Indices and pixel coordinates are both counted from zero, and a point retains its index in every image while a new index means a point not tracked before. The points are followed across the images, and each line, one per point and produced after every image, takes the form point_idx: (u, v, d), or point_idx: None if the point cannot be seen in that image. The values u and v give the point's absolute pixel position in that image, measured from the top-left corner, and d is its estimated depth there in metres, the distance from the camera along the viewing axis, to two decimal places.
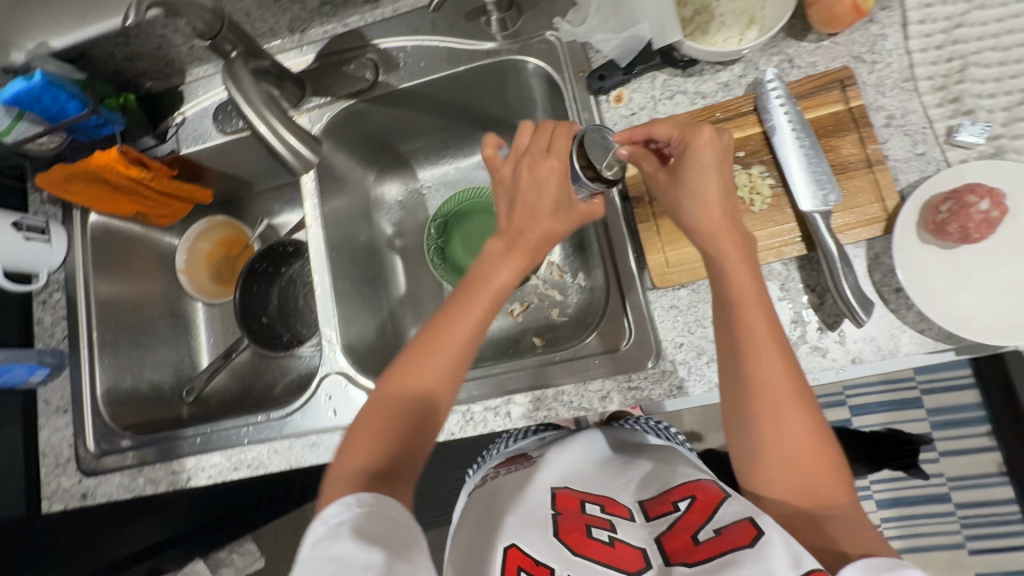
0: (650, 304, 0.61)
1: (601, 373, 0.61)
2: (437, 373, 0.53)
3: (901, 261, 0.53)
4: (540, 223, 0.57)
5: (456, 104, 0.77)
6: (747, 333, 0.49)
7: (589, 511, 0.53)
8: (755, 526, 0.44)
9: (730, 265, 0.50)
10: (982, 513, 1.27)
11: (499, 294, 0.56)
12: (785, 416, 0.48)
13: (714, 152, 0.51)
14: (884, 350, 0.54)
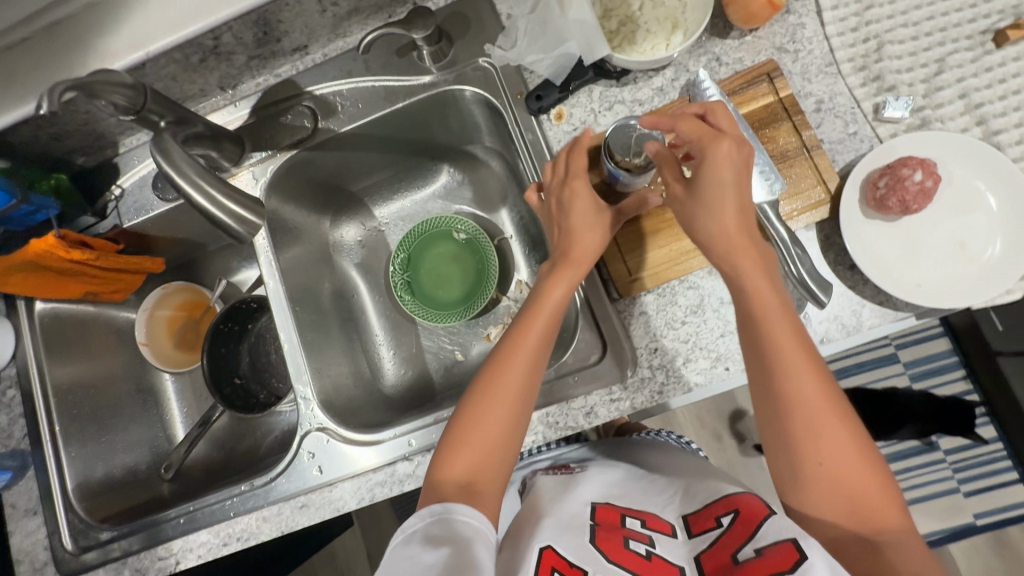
0: (620, 313, 0.61)
1: (582, 389, 0.61)
2: (504, 415, 0.52)
3: (849, 239, 0.55)
4: (582, 239, 0.57)
5: (403, 138, 0.76)
6: (777, 341, 0.48)
7: (628, 524, 0.52)
8: (797, 549, 0.42)
9: (749, 277, 0.50)
10: (971, 456, 1.31)
11: (554, 311, 0.56)
12: (827, 426, 0.46)
13: (719, 164, 0.50)
14: (848, 326, 0.56)
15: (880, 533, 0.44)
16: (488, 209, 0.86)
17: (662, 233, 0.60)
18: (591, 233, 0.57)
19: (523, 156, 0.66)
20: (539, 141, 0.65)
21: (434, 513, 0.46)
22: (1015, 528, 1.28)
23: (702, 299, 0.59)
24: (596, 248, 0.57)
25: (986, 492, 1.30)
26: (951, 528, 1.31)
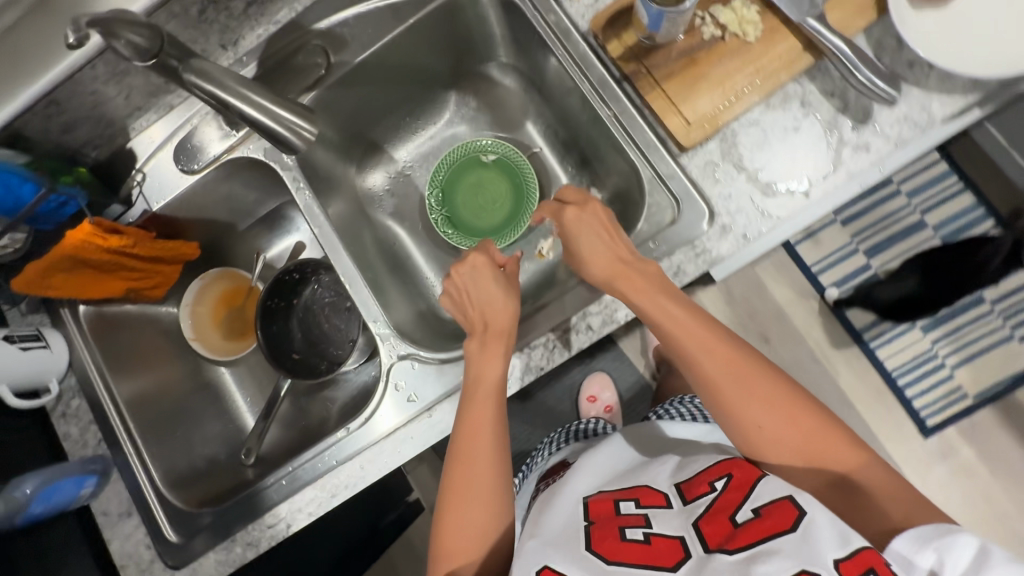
0: (686, 169, 0.59)
1: (664, 252, 0.59)
2: (469, 488, 0.56)
3: (912, 33, 0.54)
4: (495, 308, 0.60)
5: (416, 66, 0.75)
6: (686, 350, 0.55)
7: (624, 510, 0.54)
8: (795, 504, 0.46)
9: (648, 306, 0.56)
10: (1015, 301, 1.34)
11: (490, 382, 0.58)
12: (771, 423, 0.52)
13: (593, 222, 0.60)
14: (920, 123, 0.56)
15: (848, 475, 0.51)
16: (510, 128, 0.84)
17: (708, 78, 0.58)
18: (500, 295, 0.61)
19: (549, 42, 0.64)
20: (562, 21, 0.63)
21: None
22: None
23: (765, 133, 0.58)
24: (512, 311, 0.61)
25: None
26: (1012, 374, 1.34)
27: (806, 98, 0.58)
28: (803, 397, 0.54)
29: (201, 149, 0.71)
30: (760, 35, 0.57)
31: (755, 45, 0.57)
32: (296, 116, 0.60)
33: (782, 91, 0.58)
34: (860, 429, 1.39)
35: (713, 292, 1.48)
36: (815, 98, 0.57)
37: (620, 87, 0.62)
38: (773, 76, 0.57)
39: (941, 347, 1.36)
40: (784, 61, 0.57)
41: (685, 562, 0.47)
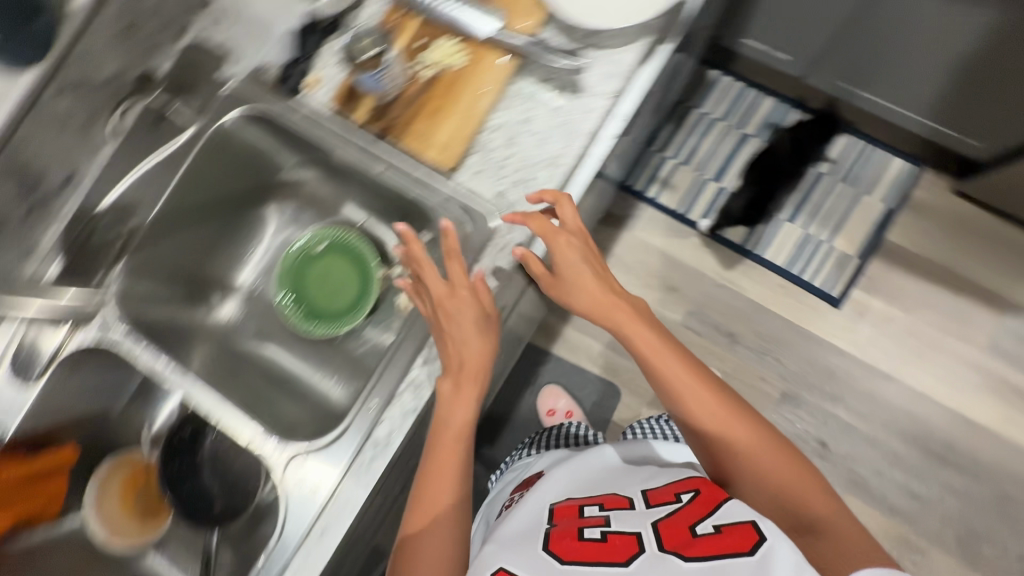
0: (461, 186, 0.67)
1: (473, 260, 0.65)
2: (441, 518, 0.62)
3: (578, 14, 0.66)
4: (470, 345, 0.62)
5: (216, 199, 0.80)
6: (663, 366, 0.66)
7: (586, 514, 0.65)
8: (756, 530, 0.54)
9: (629, 334, 0.68)
10: (850, 162, 1.53)
11: (463, 428, 0.63)
12: (727, 442, 0.64)
13: (579, 254, 0.66)
14: (619, 74, 0.66)
15: (814, 514, 0.59)
16: (331, 213, 0.89)
17: (442, 108, 0.66)
18: (478, 343, 0.62)
19: (303, 132, 0.70)
20: (309, 112, 0.70)
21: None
22: (915, 191, 1.50)
23: (507, 132, 0.67)
24: (486, 350, 0.63)
25: (876, 178, 1.51)
26: (878, 220, 1.49)
27: (526, 91, 0.67)
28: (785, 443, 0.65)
29: (36, 357, 0.71)
30: (467, 59, 0.67)
31: (467, 68, 0.67)
32: (80, 291, 0.71)
33: (504, 94, 0.67)
34: (786, 325, 1.50)
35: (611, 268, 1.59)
36: (532, 88, 0.67)
37: (380, 143, 0.68)
38: (492, 86, 0.66)
39: (812, 226, 1.50)
40: (495, 70, 0.66)
41: (636, 555, 0.56)
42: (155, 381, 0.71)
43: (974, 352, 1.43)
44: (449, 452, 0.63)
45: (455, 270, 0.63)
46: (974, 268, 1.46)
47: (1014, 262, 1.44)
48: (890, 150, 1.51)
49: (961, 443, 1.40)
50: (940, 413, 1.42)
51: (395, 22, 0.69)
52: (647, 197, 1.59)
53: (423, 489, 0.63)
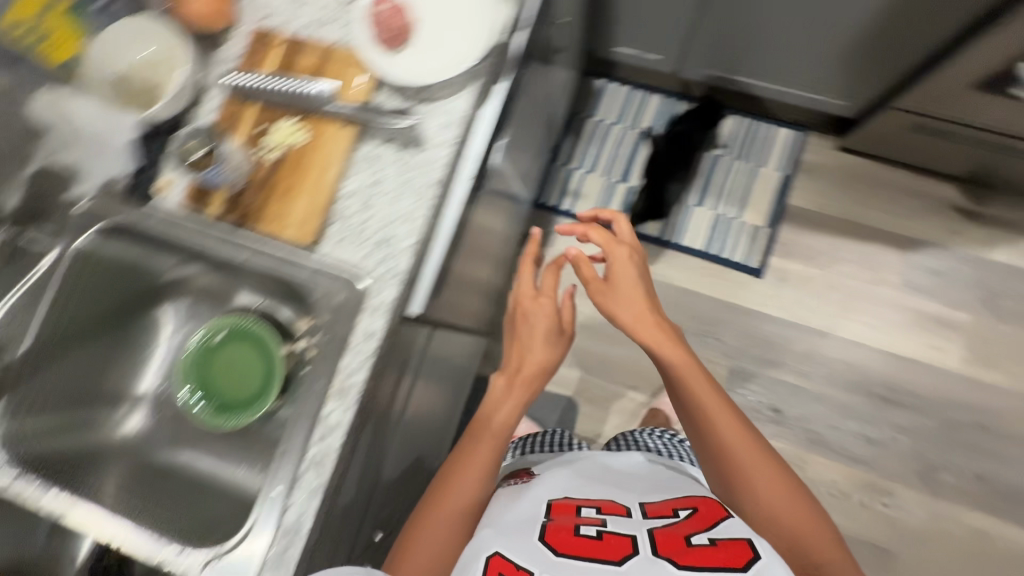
0: (325, 256, 0.68)
1: (350, 325, 0.66)
2: (465, 491, 0.80)
3: (405, 74, 0.68)
4: (536, 353, 0.86)
5: (97, 314, 0.79)
6: (699, 393, 0.83)
7: (583, 514, 0.75)
8: (751, 548, 0.67)
9: (671, 358, 0.85)
10: (739, 140, 1.61)
11: (500, 430, 0.84)
12: (732, 455, 0.80)
13: (627, 277, 0.89)
14: (455, 121, 0.69)
15: (809, 551, 0.74)
16: (224, 302, 0.88)
17: (291, 186, 0.68)
18: (542, 355, 0.86)
19: (162, 235, 0.70)
20: (165, 214, 0.70)
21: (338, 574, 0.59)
22: (805, 155, 1.59)
23: (360, 196, 0.69)
24: (546, 359, 0.86)
25: (767, 149, 1.60)
26: (778, 188, 1.57)
27: (371, 154, 0.69)
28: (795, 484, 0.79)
29: None
30: (307, 135, 0.69)
31: (308, 144, 0.69)
32: None
33: (350, 161, 0.69)
34: (718, 305, 1.54)
35: None
36: (376, 150, 0.69)
37: (239, 232, 0.68)
38: (336, 156, 0.68)
39: (720, 204, 1.58)
40: (336, 141, 0.69)
41: (629, 553, 0.68)
42: (45, 517, 0.69)
43: (892, 292, 1.50)
44: (481, 449, 0.83)
45: (545, 284, 0.88)
46: (872, 214, 1.54)
47: (906, 201, 1.53)
48: (773, 121, 1.61)
49: (900, 381, 1.46)
50: (875, 356, 1.48)
51: (232, 112, 0.71)
52: (563, 211, 1.65)
53: (447, 482, 0.81)
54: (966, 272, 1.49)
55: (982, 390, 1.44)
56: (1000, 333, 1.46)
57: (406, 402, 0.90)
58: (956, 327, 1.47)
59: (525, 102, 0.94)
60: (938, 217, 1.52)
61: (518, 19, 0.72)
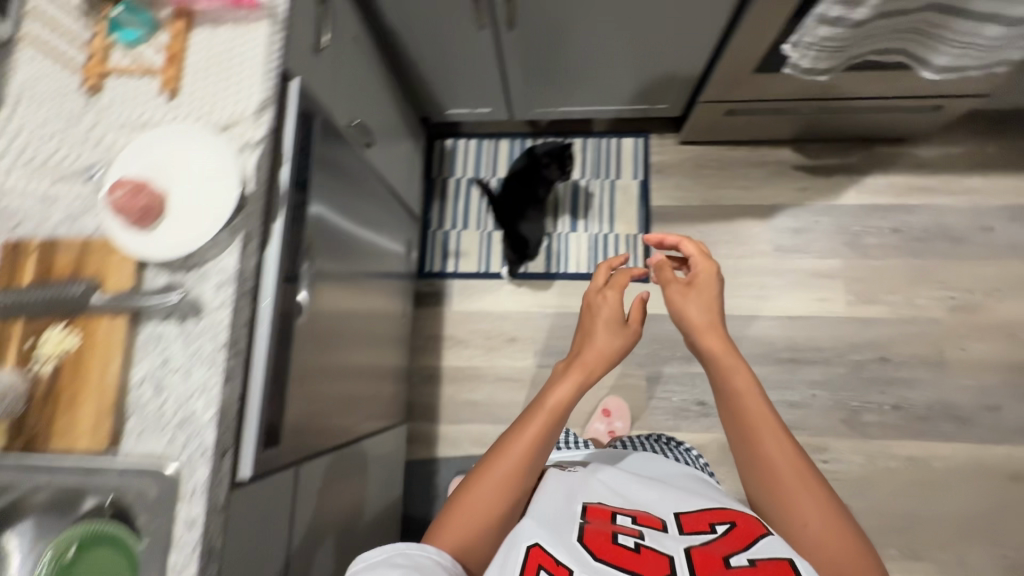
0: (128, 452, 0.65)
1: (168, 515, 0.63)
2: (495, 492, 0.67)
3: (163, 249, 0.67)
4: (599, 336, 0.79)
5: None
6: (751, 397, 0.75)
7: (618, 523, 0.69)
8: (792, 566, 0.60)
9: (725, 361, 0.78)
10: (591, 162, 1.70)
11: (557, 411, 0.72)
12: (787, 474, 0.70)
13: (708, 287, 0.84)
14: (228, 278, 0.68)
15: None
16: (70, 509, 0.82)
17: (75, 393, 0.65)
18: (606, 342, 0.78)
19: None
20: None
21: (388, 550, 0.59)
22: (654, 157, 1.68)
23: (151, 380, 0.66)
24: (611, 344, 0.79)
25: (619, 163, 1.68)
26: (639, 194, 1.66)
27: (152, 335, 0.67)
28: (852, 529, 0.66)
29: None
30: (79, 335, 0.66)
31: (83, 344, 0.66)
32: None
33: (132, 349, 0.67)
34: None
35: (453, 350, 1.63)
36: (156, 329, 0.67)
37: (34, 455, 0.65)
38: (114, 350, 0.66)
39: (592, 224, 1.65)
40: (111, 334, 0.66)
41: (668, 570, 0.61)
42: None
43: (768, 260, 1.58)
44: (535, 426, 0.71)
45: (618, 278, 0.86)
46: (729, 194, 1.62)
47: (754, 173, 1.63)
48: (616, 135, 1.70)
49: (802, 340, 1.52)
50: (772, 324, 1.54)
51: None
52: (450, 273, 1.67)
53: (481, 473, 0.69)
54: (825, 222, 1.58)
55: (873, 326, 1.51)
56: (873, 268, 1.55)
57: (294, 542, 0.85)
58: (833, 275, 1.55)
59: (336, 209, 0.95)
60: (786, 180, 1.61)
61: (268, 154, 0.72)
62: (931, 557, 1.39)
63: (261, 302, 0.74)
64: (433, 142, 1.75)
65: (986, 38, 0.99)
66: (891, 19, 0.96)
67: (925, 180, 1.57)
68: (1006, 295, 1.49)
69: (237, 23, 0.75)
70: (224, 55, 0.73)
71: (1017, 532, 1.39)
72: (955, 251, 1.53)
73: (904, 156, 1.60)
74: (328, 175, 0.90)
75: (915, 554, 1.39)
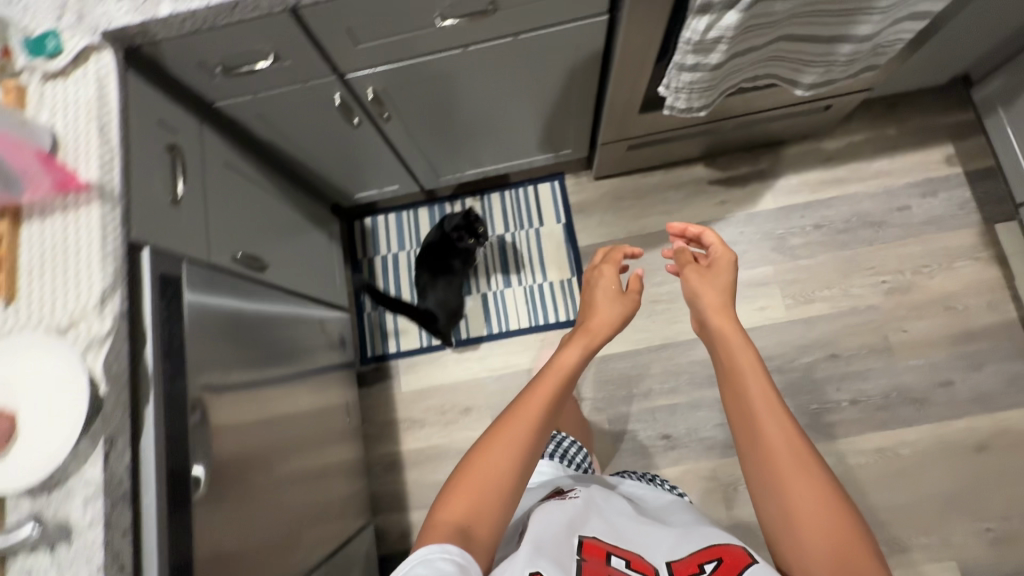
0: None
1: None
2: (508, 450, 0.66)
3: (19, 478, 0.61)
4: (602, 309, 0.85)
5: None
6: (758, 373, 0.70)
7: (613, 565, 0.70)
8: None
9: (730, 341, 0.75)
10: (512, 213, 1.68)
11: (566, 375, 0.73)
12: (792, 465, 0.63)
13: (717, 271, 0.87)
14: (96, 490, 0.64)
15: None
16: None
17: None
18: (608, 312, 0.84)
19: None
20: None
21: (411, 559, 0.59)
22: (572, 198, 1.67)
23: None
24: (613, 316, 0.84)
25: (539, 211, 1.68)
26: (566, 238, 1.65)
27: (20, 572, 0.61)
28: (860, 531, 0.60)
29: None
30: None
31: None
32: None
33: None
34: None
35: (411, 432, 1.58)
36: (23, 563, 0.62)
37: None
38: None
39: (525, 277, 1.64)
40: None
41: None
42: None
43: None
44: (548, 385, 0.72)
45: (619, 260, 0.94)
46: (652, 221, 1.63)
47: (671, 195, 1.63)
48: (530, 182, 1.69)
49: None
50: None
51: None
52: (393, 354, 1.63)
53: (497, 430, 0.68)
54: (749, 231, 1.59)
55: (816, 325, 1.52)
56: (804, 267, 1.56)
57: None
58: (767, 282, 1.56)
59: (236, 352, 0.90)
60: (703, 197, 1.62)
61: (119, 344, 0.68)
62: (919, 547, 1.38)
63: (145, 494, 0.70)
64: (352, 223, 1.72)
65: (842, 55, 1.00)
66: (748, 53, 0.96)
67: (834, 171, 1.60)
68: (934, 270, 1.51)
69: (67, 210, 0.70)
70: (58, 248, 0.69)
71: (997, 504, 1.39)
72: (877, 236, 1.55)
73: (810, 152, 1.62)
74: (216, 323, 0.86)
75: (905, 547, 1.38)
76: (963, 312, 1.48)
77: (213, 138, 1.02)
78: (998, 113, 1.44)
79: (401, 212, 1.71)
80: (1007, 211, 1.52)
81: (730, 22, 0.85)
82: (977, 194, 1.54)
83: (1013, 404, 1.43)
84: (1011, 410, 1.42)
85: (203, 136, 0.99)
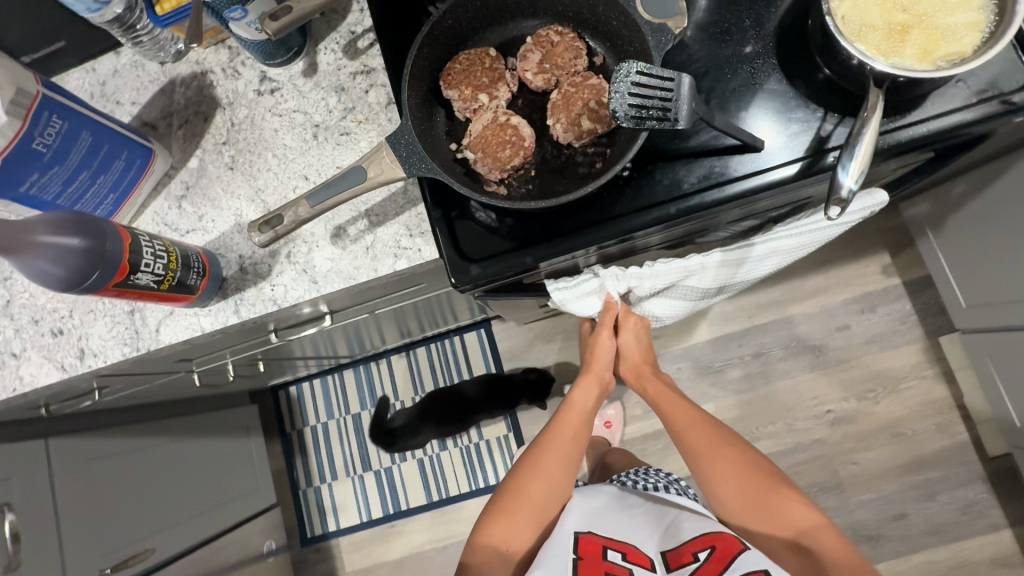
0: None
1: None
2: (538, 483, 0.76)
3: None
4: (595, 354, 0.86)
5: None
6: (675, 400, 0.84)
7: (609, 558, 0.69)
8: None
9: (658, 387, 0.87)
10: (440, 368, 1.60)
11: (582, 411, 0.83)
12: (720, 449, 0.77)
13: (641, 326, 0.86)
14: None
15: (800, 533, 0.68)
16: None
17: None
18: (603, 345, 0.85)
19: None
20: None
21: None
22: (502, 344, 1.59)
23: None
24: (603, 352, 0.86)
25: (468, 363, 1.59)
26: None
27: None
28: (773, 473, 0.74)
29: None
30: None
31: None
32: None
33: None
34: None
35: None
36: None
37: None
38: None
39: (460, 438, 1.56)
40: None
41: None
42: None
43: (642, 423, 1.52)
44: (567, 420, 0.82)
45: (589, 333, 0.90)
46: None
47: None
48: (456, 331, 1.61)
49: None
50: None
51: None
52: (334, 532, 1.57)
53: (526, 467, 0.78)
54: (686, 367, 1.52)
55: None
56: (745, 403, 1.49)
57: None
58: None
59: None
60: None
61: None
62: None
63: None
64: (278, 392, 1.64)
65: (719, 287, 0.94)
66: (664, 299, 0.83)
67: (769, 293, 1.52)
68: (879, 394, 1.45)
69: None
70: None
71: None
72: (818, 360, 1.49)
73: None
74: None
75: None
76: (912, 438, 1.42)
77: (67, 441, 0.94)
78: (929, 236, 1.35)
79: (327, 377, 1.63)
80: (949, 322, 1.44)
81: (619, 293, 0.76)
82: (918, 305, 1.47)
83: (971, 533, 1.37)
84: (967, 538, 1.37)
85: (52, 452, 0.91)
